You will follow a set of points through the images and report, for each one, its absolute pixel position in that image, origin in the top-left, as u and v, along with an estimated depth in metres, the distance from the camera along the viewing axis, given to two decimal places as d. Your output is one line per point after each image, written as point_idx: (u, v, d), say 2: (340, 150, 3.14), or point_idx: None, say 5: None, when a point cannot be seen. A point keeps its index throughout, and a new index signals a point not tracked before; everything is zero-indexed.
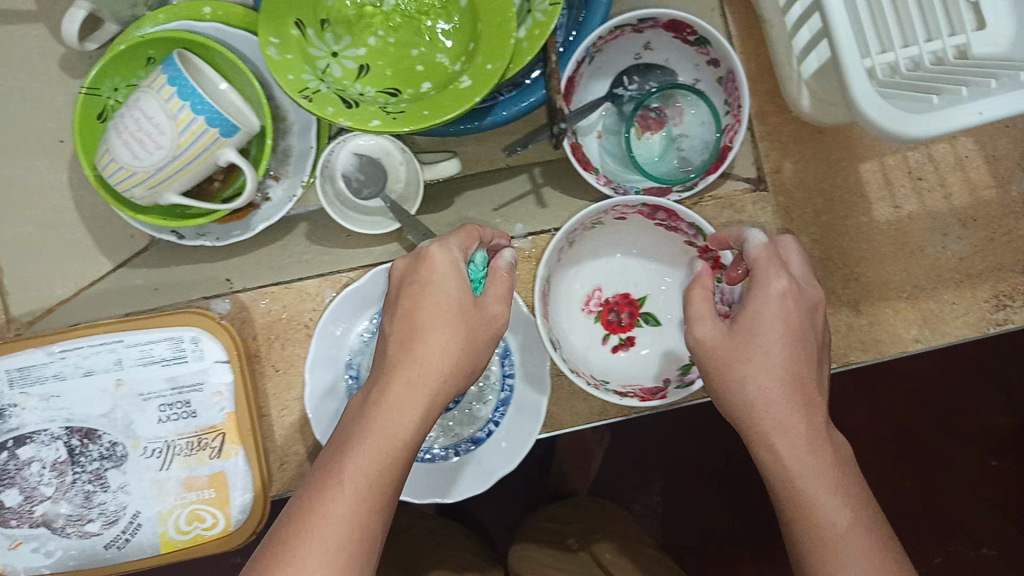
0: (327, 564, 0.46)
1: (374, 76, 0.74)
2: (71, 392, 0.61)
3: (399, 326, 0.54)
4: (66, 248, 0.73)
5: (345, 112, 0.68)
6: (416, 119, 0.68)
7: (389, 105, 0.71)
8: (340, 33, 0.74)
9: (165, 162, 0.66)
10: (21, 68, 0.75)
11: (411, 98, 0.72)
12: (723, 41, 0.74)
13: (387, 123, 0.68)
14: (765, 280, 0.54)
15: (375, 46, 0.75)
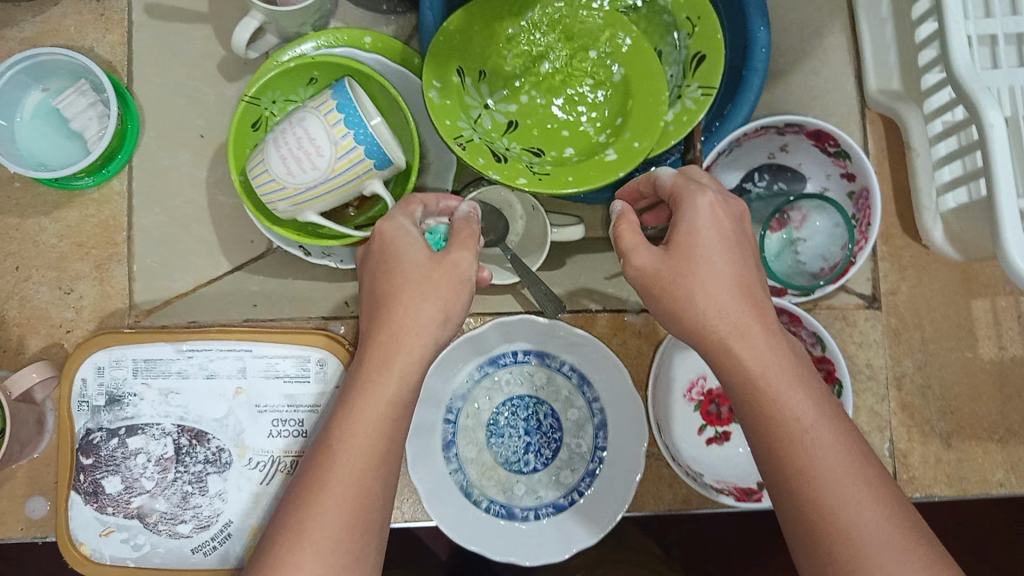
0: (332, 534, 0.48)
1: (520, 131, 0.76)
2: (191, 391, 0.61)
3: (374, 296, 0.55)
4: (191, 242, 0.74)
5: (496, 165, 0.68)
6: (563, 183, 0.68)
7: (535, 165, 0.71)
8: (494, 86, 0.77)
9: (317, 182, 0.68)
10: (186, 64, 0.76)
11: (555, 161, 0.73)
12: (864, 158, 0.75)
13: (533, 181, 0.68)
14: (692, 199, 0.54)
15: (525, 104, 0.77)
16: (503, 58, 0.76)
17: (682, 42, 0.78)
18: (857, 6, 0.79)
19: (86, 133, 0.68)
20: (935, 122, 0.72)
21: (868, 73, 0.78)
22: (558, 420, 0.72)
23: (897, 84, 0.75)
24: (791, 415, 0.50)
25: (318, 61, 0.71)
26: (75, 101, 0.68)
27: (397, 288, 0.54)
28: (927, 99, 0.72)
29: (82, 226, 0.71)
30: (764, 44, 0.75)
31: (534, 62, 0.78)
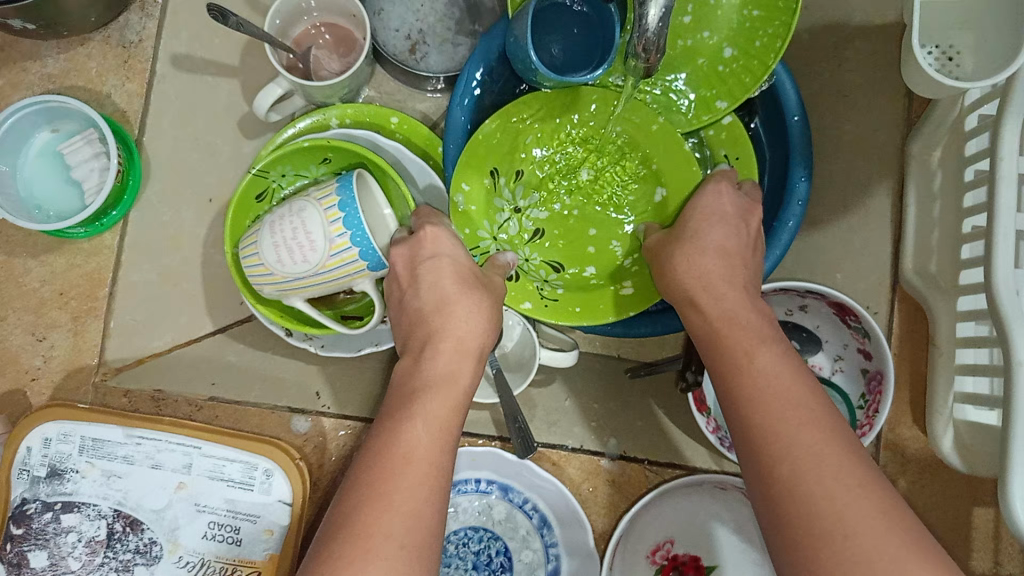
0: (407, 494, 0.48)
1: (547, 241, 0.74)
2: (133, 478, 0.60)
3: (424, 300, 0.60)
4: (175, 302, 0.71)
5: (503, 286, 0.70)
6: (564, 315, 0.70)
7: (547, 287, 0.72)
8: (530, 188, 0.74)
9: (306, 275, 0.65)
10: (204, 117, 0.73)
11: (570, 282, 0.73)
12: (885, 341, 0.69)
13: (537, 308, 0.70)
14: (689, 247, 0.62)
15: (558, 212, 0.74)
16: (541, 161, 0.73)
17: None
18: (909, 175, 0.74)
19: (84, 183, 0.67)
20: (964, 325, 0.66)
21: (907, 248, 0.73)
22: (509, 560, 0.69)
23: (935, 269, 0.70)
24: (804, 461, 0.46)
25: (332, 145, 0.69)
26: (80, 149, 0.67)
27: (446, 300, 0.59)
28: (960, 297, 0.67)
29: (67, 274, 0.69)
30: (802, 198, 0.72)
31: (573, 168, 0.73)
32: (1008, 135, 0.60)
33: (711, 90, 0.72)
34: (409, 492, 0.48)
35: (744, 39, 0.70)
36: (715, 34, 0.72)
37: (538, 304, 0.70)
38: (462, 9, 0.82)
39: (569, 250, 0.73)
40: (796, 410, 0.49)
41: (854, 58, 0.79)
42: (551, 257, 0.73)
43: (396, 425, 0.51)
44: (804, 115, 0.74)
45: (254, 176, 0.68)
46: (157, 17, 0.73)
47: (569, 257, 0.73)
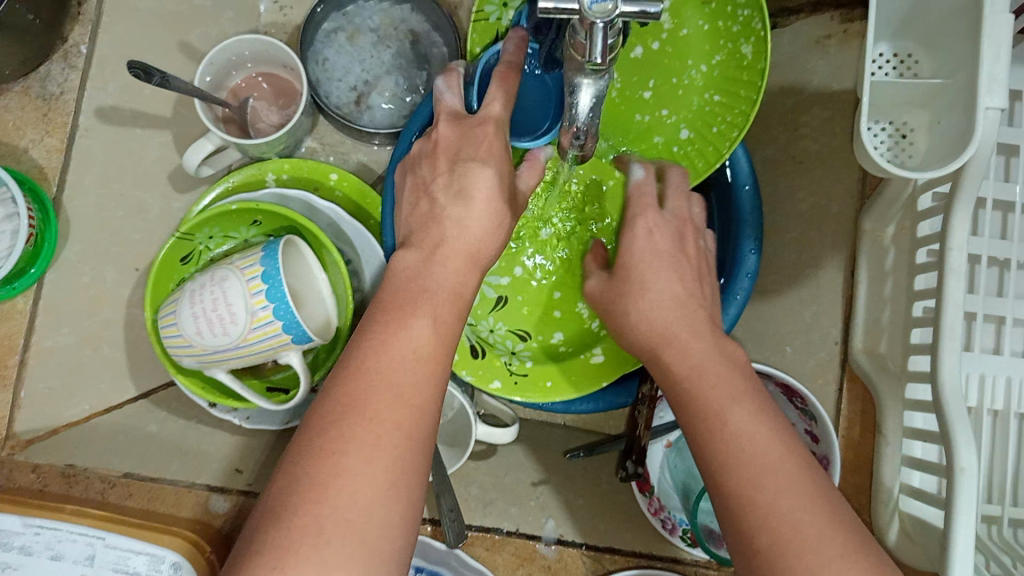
0: (400, 413, 0.42)
1: (511, 309, 0.71)
2: (30, 570, 0.57)
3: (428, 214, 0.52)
4: (96, 368, 0.68)
5: (468, 363, 0.67)
6: (535, 391, 0.66)
7: (514, 362, 0.69)
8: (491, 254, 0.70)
9: (226, 348, 0.62)
10: (129, 172, 0.70)
11: (539, 352, 0.70)
12: (832, 426, 0.67)
13: (506, 386, 0.67)
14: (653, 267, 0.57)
15: (520, 276, 0.71)
16: None
17: None
18: (861, 250, 0.72)
19: None
20: (912, 413, 0.64)
21: (857, 326, 0.71)
22: None
23: (885, 349, 0.68)
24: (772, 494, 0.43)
25: (260, 208, 0.66)
26: None
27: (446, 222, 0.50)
28: (908, 383, 0.64)
29: None
30: (750, 271, 0.70)
31: (535, 228, 0.71)
32: (958, 221, 0.58)
33: None
34: (401, 409, 0.42)
35: (701, 122, 0.66)
36: (673, 113, 0.68)
37: (507, 381, 0.67)
38: (411, 61, 0.78)
39: (534, 318, 0.71)
40: (768, 445, 0.45)
41: (809, 125, 0.77)
42: (516, 326, 0.70)
43: (396, 320, 0.45)
44: (756, 184, 0.72)
45: (177, 240, 0.65)
46: (81, 69, 0.70)
47: (537, 323, 0.70)
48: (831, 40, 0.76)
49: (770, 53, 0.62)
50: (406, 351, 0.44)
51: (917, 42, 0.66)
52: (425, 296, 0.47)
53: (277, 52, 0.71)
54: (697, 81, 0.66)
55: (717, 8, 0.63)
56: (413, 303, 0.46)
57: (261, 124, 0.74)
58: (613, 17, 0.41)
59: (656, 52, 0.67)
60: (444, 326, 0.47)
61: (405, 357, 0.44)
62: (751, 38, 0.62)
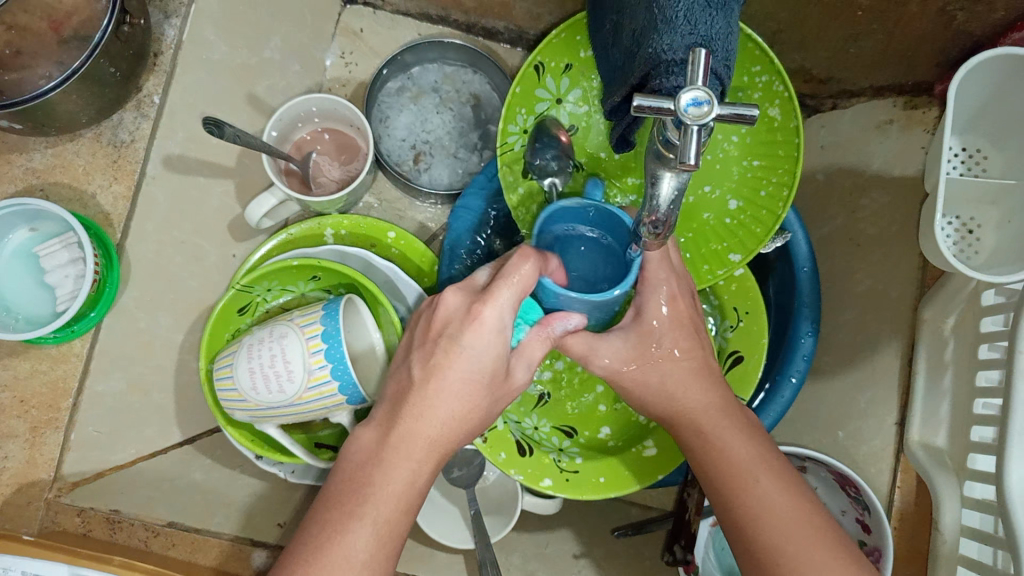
0: None
1: (553, 405, 0.69)
2: None
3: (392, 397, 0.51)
4: (144, 415, 0.68)
5: (517, 462, 0.64)
6: (589, 487, 0.63)
7: (563, 457, 0.66)
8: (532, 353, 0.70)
9: (280, 404, 0.62)
10: (190, 221, 0.71)
11: (587, 446, 0.67)
12: (886, 517, 0.65)
13: (559, 483, 0.63)
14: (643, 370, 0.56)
15: (559, 372, 0.70)
16: None
17: (720, 330, 0.72)
18: (920, 338, 0.71)
19: (58, 290, 0.64)
20: (969, 512, 0.63)
21: (913, 416, 0.70)
22: None
23: (944, 444, 0.67)
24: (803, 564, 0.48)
25: (321, 265, 0.66)
26: (57, 253, 0.64)
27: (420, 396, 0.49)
28: (965, 480, 0.63)
29: (29, 381, 0.67)
30: (806, 355, 0.69)
31: None
32: None
33: (721, 242, 0.71)
34: None
35: (748, 189, 0.70)
36: (717, 188, 0.71)
37: (559, 479, 0.63)
38: (469, 121, 0.79)
39: (577, 413, 0.69)
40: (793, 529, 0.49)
41: (867, 207, 0.77)
42: (560, 423, 0.69)
43: (344, 519, 0.47)
44: (815, 267, 0.71)
45: (237, 291, 0.65)
46: (152, 118, 0.72)
47: (580, 419, 0.69)
48: (893, 125, 0.77)
49: (799, 111, 0.66)
50: (347, 557, 0.46)
51: (987, 138, 0.66)
52: (381, 487, 0.48)
53: (345, 111, 0.72)
54: (732, 152, 0.71)
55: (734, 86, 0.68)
56: (369, 493, 0.48)
57: (322, 178, 0.75)
58: (707, 120, 0.41)
59: None
60: (388, 525, 0.48)
61: (354, 539, 0.46)
62: (776, 101, 0.67)
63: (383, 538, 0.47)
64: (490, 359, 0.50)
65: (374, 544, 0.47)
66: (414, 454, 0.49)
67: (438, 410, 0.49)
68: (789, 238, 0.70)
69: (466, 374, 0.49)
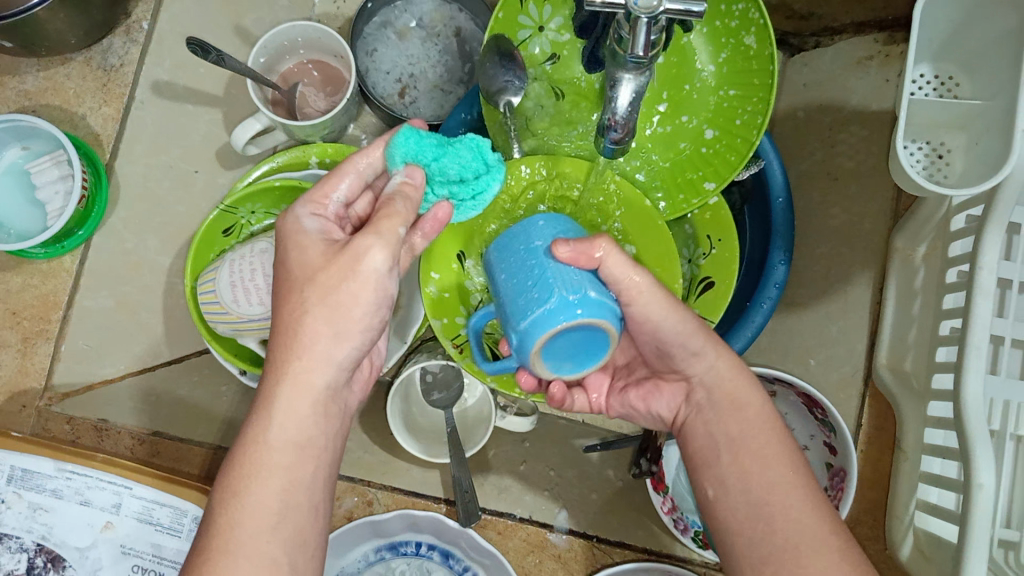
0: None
1: None
2: (60, 514, 0.58)
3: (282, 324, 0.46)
4: (133, 332, 0.70)
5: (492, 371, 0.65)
6: None
7: None
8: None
9: (262, 317, 0.64)
10: (177, 146, 0.73)
11: None
12: (852, 438, 0.67)
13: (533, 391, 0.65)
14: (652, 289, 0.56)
15: None
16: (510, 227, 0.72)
17: (694, 257, 0.74)
18: (891, 268, 0.72)
19: (48, 206, 0.66)
20: (932, 431, 0.64)
21: (882, 343, 0.71)
22: None
23: (909, 367, 0.68)
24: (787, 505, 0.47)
25: (304, 186, 0.68)
26: (47, 171, 0.66)
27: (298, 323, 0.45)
28: (930, 402, 0.64)
29: (21, 294, 0.69)
30: (779, 282, 0.70)
31: None
32: (990, 241, 0.57)
33: (697, 171, 0.71)
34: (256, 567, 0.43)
35: (723, 118, 0.70)
36: (693, 117, 0.72)
37: None
38: (454, 58, 0.80)
39: None
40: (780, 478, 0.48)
41: (846, 142, 0.78)
42: None
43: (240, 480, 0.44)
44: (789, 197, 0.72)
45: (223, 212, 0.67)
46: (141, 44, 0.73)
47: None
48: (872, 61, 0.78)
49: (774, 40, 0.66)
50: (255, 512, 0.43)
51: (958, 65, 0.66)
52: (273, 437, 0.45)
53: (329, 40, 0.73)
54: (709, 82, 0.71)
55: (712, 12, 0.68)
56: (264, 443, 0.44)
57: (308, 109, 0.76)
58: (657, 13, 0.42)
59: (665, 66, 0.72)
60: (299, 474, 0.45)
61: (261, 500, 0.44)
62: (752, 29, 0.67)
63: (295, 481, 0.45)
64: (361, 289, 0.46)
65: (288, 502, 0.44)
66: (300, 410, 0.45)
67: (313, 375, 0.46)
68: (763, 165, 0.71)
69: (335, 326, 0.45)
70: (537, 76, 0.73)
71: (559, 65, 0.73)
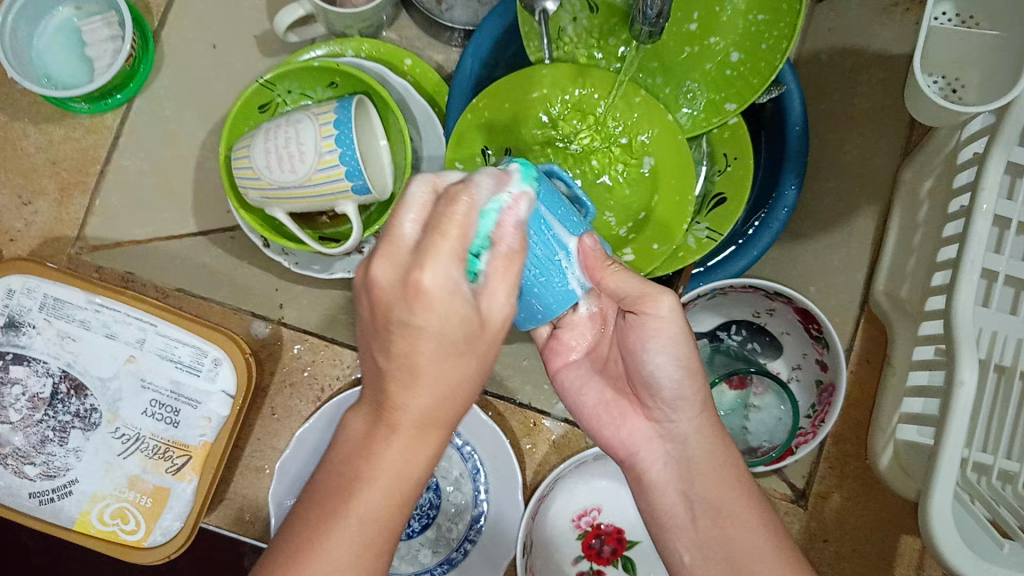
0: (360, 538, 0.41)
1: None
2: (86, 345, 0.66)
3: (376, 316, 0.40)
4: (166, 196, 0.74)
5: None
6: None
7: None
8: None
9: (291, 185, 0.66)
10: (223, 24, 0.76)
11: None
12: (843, 355, 0.70)
13: None
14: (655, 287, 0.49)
15: None
16: (538, 127, 0.75)
17: (710, 175, 0.78)
18: (897, 201, 0.75)
19: (97, 62, 0.71)
20: (923, 348, 0.67)
21: (881, 271, 0.75)
22: (437, 498, 0.70)
23: (905, 295, 0.71)
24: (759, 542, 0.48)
25: (339, 69, 0.71)
26: (98, 30, 0.71)
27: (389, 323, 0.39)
28: (923, 322, 0.67)
29: (63, 146, 0.73)
30: (789, 204, 0.73)
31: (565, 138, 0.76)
32: (994, 164, 0.60)
33: (720, 93, 0.75)
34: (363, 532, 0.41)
35: (749, 42, 0.72)
36: (721, 40, 0.74)
37: None
38: None
39: None
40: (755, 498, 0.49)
41: (865, 84, 0.80)
42: None
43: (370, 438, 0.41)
44: (805, 126, 0.75)
45: (260, 86, 0.70)
46: None
47: None
48: (898, 9, 0.79)
49: None
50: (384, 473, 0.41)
51: (980, 5, 0.69)
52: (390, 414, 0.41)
53: None
54: (739, 6, 0.72)
55: None
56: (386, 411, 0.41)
57: (348, 3, 0.77)
58: None
59: None
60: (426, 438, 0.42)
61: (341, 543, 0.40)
62: None
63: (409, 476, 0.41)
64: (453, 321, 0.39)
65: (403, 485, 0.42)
66: (423, 377, 0.40)
67: (412, 397, 0.40)
68: (783, 91, 0.74)
69: (433, 396, 0.40)
70: None
71: None
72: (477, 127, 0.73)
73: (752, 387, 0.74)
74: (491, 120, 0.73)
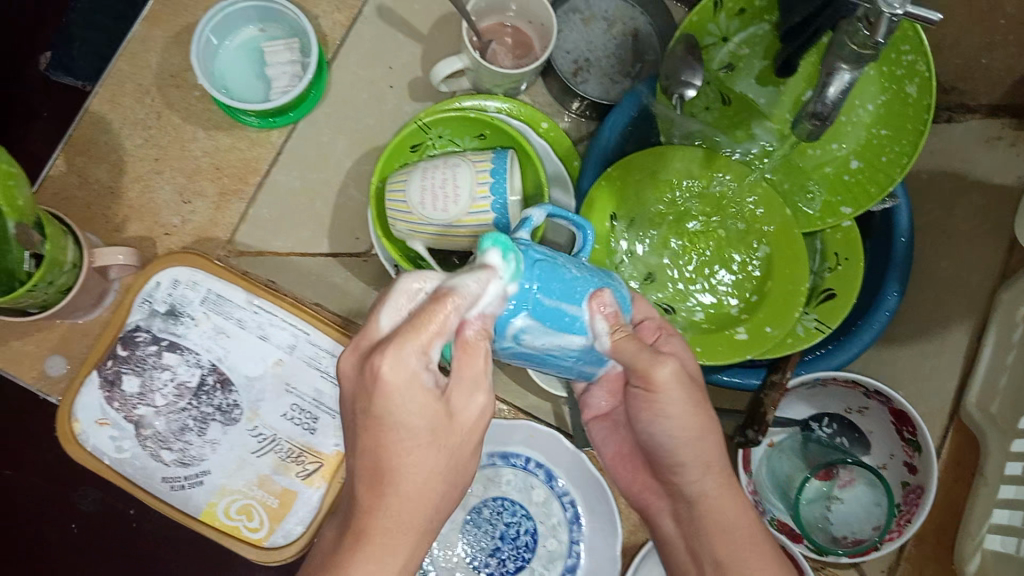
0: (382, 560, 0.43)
1: (656, 286, 0.80)
2: (236, 345, 0.71)
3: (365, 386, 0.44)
4: (309, 214, 0.78)
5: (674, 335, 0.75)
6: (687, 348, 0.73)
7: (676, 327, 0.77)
8: (639, 235, 0.81)
9: (441, 223, 0.70)
10: (385, 66, 0.81)
11: (683, 323, 0.78)
12: (934, 459, 0.73)
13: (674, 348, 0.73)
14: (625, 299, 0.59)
15: (666, 264, 0.81)
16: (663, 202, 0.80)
17: (820, 271, 0.81)
18: (993, 319, 0.79)
19: (275, 82, 0.75)
20: (1015, 464, 0.70)
21: (973, 383, 0.78)
22: (534, 543, 0.71)
23: (997, 410, 0.75)
24: None
25: (493, 123, 0.76)
26: (279, 53, 0.75)
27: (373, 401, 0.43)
28: (1020, 439, 0.70)
29: (227, 153, 0.77)
30: (889, 308, 0.78)
31: (687, 216, 0.81)
32: None
33: (838, 196, 0.80)
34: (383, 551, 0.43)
35: (870, 153, 0.78)
36: (843, 146, 0.80)
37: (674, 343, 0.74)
38: (628, 53, 0.91)
39: (677, 294, 0.80)
40: None
41: (964, 208, 0.84)
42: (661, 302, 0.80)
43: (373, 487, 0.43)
44: (910, 238, 0.80)
45: (418, 128, 0.76)
46: None
47: (677, 300, 0.80)
48: (1001, 141, 0.83)
49: (936, 91, 0.73)
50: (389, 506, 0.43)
51: None
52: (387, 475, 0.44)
53: (538, 10, 0.82)
54: (864, 119, 0.79)
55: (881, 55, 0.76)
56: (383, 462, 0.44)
57: (496, 63, 0.84)
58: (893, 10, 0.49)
59: None
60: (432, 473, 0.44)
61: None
62: (915, 79, 0.74)
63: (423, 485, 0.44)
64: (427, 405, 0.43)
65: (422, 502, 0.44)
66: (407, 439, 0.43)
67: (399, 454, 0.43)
68: (896, 203, 0.79)
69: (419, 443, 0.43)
70: (711, 80, 0.82)
71: (730, 75, 0.82)
72: (610, 193, 0.77)
73: (840, 477, 0.77)
74: (625, 189, 0.78)
